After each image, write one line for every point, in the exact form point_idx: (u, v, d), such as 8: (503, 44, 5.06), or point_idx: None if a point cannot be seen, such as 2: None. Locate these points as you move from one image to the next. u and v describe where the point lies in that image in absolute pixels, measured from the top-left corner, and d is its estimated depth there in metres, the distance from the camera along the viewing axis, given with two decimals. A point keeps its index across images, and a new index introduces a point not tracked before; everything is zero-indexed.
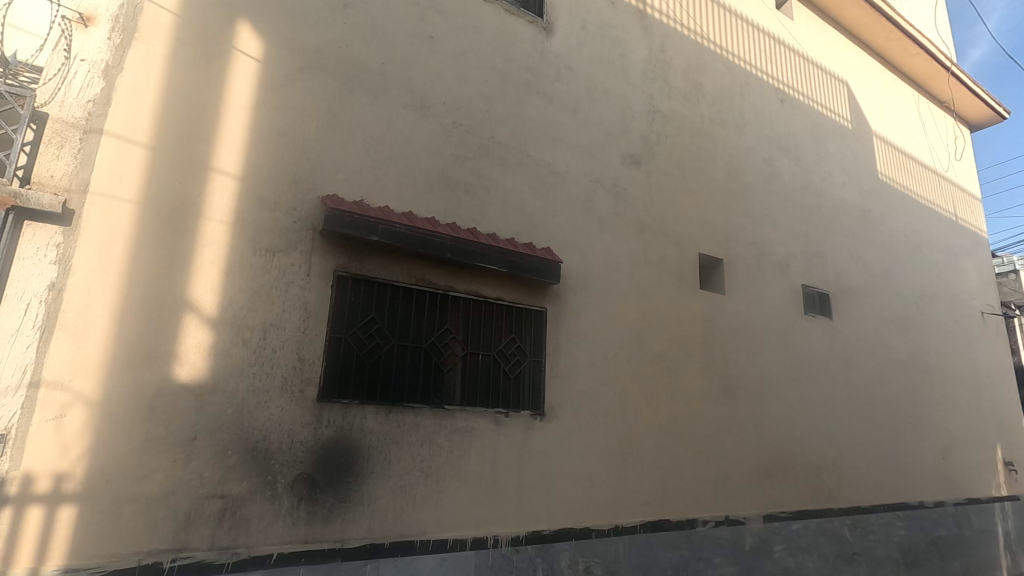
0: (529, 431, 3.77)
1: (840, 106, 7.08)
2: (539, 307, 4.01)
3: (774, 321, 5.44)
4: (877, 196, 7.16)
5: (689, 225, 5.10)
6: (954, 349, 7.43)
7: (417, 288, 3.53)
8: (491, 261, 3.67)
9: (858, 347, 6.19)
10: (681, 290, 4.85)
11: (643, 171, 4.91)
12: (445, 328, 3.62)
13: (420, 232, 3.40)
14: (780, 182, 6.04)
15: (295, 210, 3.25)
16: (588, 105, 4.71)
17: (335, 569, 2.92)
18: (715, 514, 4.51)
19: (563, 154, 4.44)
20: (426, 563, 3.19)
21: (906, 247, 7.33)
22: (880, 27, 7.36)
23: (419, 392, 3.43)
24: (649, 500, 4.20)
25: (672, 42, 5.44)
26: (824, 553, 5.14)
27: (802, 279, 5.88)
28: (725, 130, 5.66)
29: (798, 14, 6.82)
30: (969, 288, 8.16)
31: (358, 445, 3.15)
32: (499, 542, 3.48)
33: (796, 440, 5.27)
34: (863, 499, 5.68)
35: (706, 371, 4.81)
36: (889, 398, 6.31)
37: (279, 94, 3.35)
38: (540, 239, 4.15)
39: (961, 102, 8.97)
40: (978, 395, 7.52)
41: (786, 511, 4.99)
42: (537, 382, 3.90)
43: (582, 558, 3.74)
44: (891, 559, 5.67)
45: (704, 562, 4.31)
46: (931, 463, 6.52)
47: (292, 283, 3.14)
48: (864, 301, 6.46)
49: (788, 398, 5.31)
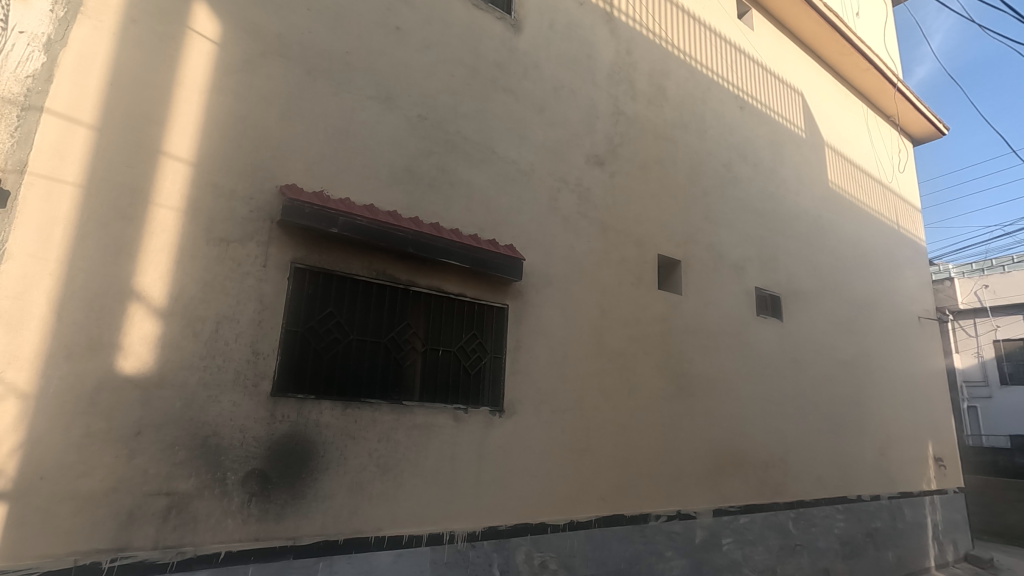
0: (489, 426, 3.79)
1: (796, 116, 7.34)
2: (500, 305, 4.04)
3: (728, 321, 5.62)
4: (828, 203, 7.46)
5: (651, 226, 5.20)
6: (894, 351, 7.84)
7: (378, 283, 3.49)
8: (454, 257, 3.66)
9: (806, 347, 6.45)
10: (641, 290, 4.95)
11: (607, 172, 4.98)
12: (405, 323, 3.60)
13: (382, 226, 3.37)
14: (739, 186, 6.23)
15: (253, 199, 3.16)
16: (555, 104, 4.74)
17: (286, 567, 2.88)
18: (667, 508, 4.64)
19: (528, 152, 4.46)
20: (381, 560, 3.18)
21: (854, 253, 7.67)
22: (835, 41, 7.68)
23: (378, 388, 3.42)
24: (604, 495, 4.28)
25: (639, 45, 5.53)
26: (770, 545, 5.36)
27: (756, 281, 6.08)
28: (687, 134, 5.80)
29: (758, 25, 7.04)
30: (909, 293, 8.61)
31: (313, 441, 3.11)
32: (455, 537, 3.49)
33: (747, 436, 5.46)
34: (808, 493, 5.94)
35: (663, 370, 4.93)
36: (834, 397, 6.61)
37: (237, 80, 3.24)
38: (503, 236, 4.16)
39: (907, 116, 9.43)
40: (914, 395, 7.95)
41: (735, 505, 5.17)
42: (496, 378, 3.93)
43: (537, 553, 3.80)
44: (830, 549, 5.96)
45: (655, 555, 4.43)
46: (870, 458, 6.87)
47: (248, 275, 3.07)
48: (813, 304, 6.74)
49: (740, 396, 5.50)
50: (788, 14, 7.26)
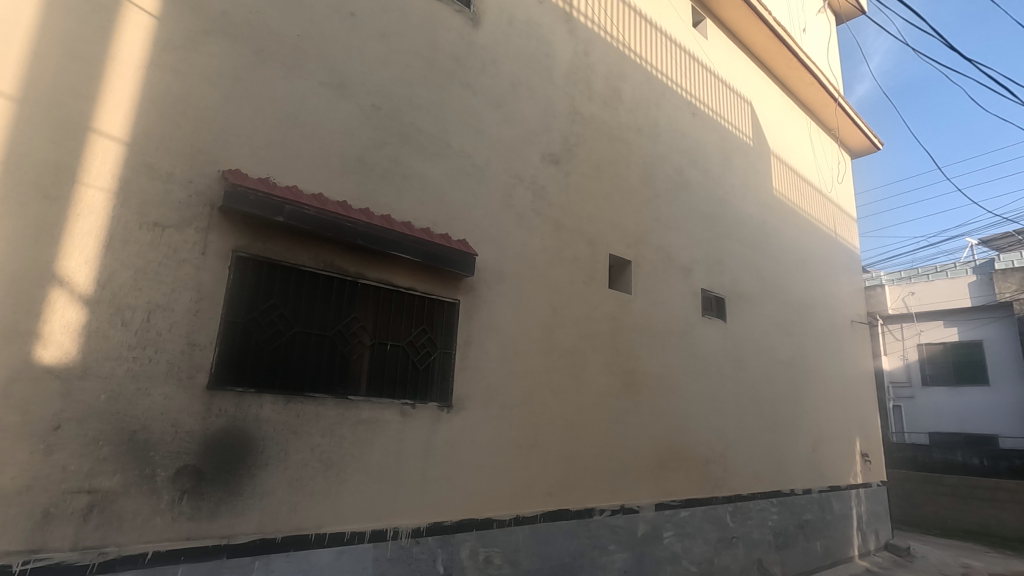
0: (437, 422, 3.76)
1: (745, 124, 7.62)
2: (451, 299, 4.02)
3: (675, 321, 5.79)
4: (772, 210, 7.78)
5: (603, 226, 5.29)
6: (827, 352, 8.27)
7: (326, 274, 3.41)
8: (405, 250, 3.61)
9: (747, 347, 6.72)
10: (592, 288, 5.03)
11: (561, 171, 5.02)
12: (353, 316, 3.53)
13: (331, 216, 3.28)
14: (689, 190, 6.41)
15: (192, 183, 3.02)
16: (512, 101, 4.75)
17: (219, 566, 2.78)
18: (612, 503, 4.74)
19: (484, 147, 4.45)
20: (321, 558, 3.11)
21: (794, 258, 8.04)
22: (782, 54, 8.02)
23: (323, 381, 3.34)
24: (551, 491, 4.33)
25: (596, 47, 5.60)
26: (708, 538, 5.56)
27: (702, 283, 6.28)
28: (640, 137, 5.91)
29: (711, 35, 7.27)
30: (844, 298, 9.10)
31: (252, 435, 3.00)
32: (399, 534, 3.45)
33: (689, 433, 5.64)
34: (745, 487, 6.18)
35: (611, 368, 5.02)
36: (772, 395, 6.91)
37: (178, 57, 3.08)
38: (456, 231, 4.13)
39: (846, 130, 9.95)
40: (845, 394, 8.42)
41: (676, 499, 5.33)
42: (445, 374, 3.91)
43: (482, 549, 3.81)
44: (764, 541, 6.23)
45: (599, 549, 4.52)
46: (804, 454, 7.22)
47: (185, 262, 2.93)
48: (754, 306, 7.02)
49: (684, 394, 5.67)
50: (740, 25, 7.52)
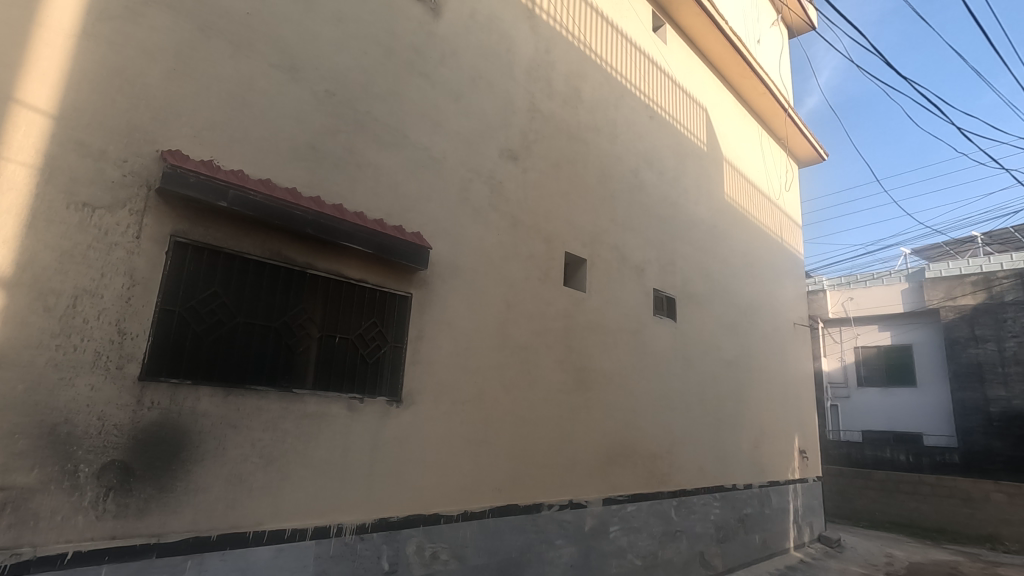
0: (385, 417, 3.70)
1: (700, 129, 7.82)
2: (403, 293, 3.96)
3: (627, 320, 5.89)
4: (723, 214, 8.03)
5: (560, 224, 5.32)
6: (771, 353, 8.60)
7: (272, 264, 3.29)
8: (357, 241, 3.53)
9: (696, 347, 6.91)
10: (546, 285, 5.06)
11: (519, 167, 5.02)
12: (300, 308, 3.43)
13: (279, 203, 3.17)
14: (644, 192, 6.53)
15: (127, 162, 2.85)
16: (472, 95, 4.71)
17: (148, 566, 2.64)
18: (560, 498, 4.79)
19: (441, 140, 4.40)
20: (259, 555, 3.01)
21: (743, 261, 8.33)
22: (737, 63, 8.27)
23: (266, 374, 3.22)
24: (500, 486, 4.33)
25: (558, 45, 5.63)
26: (653, 532, 5.70)
27: (655, 283, 6.42)
28: (599, 137, 5.98)
29: (671, 40, 7.43)
30: (787, 301, 9.49)
31: (187, 429, 2.87)
32: (343, 530, 3.37)
33: (638, 429, 5.76)
34: (689, 483, 6.37)
35: (564, 365, 5.07)
36: (717, 393, 7.13)
37: (114, 28, 2.91)
38: (411, 223, 4.07)
39: (794, 140, 10.36)
40: (785, 393, 8.79)
41: (623, 494, 5.44)
42: (396, 368, 3.85)
43: (428, 544, 3.77)
44: (706, 534, 6.44)
45: (546, 543, 4.57)
46: (746, 450, 7.50)
47: (117, 246, 2.77)
48: (703, 307, 7.23)
49: (633, 391, 5.78)
50: (698, 32, 7.72)
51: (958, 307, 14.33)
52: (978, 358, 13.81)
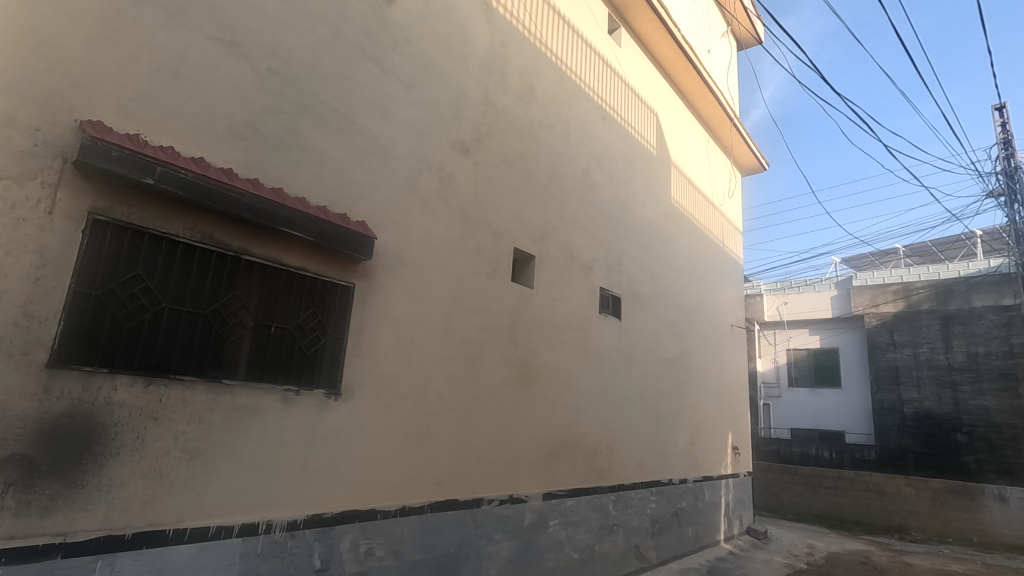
0: (322, 410, 3.58)
1: (650, 133, 8.00)
2: (346, 283, 3.85)
3: (573, 317, 5.96)
4: (669, 217, 8.25)
5: (509, 219, 5.31)
6: (709, 353, 8.92)
7: (203, 247, 3.12)
8: (298, 227, 3.40)
9: (638, 345, 7.08)
10: (494, 281, 5.04)
11: (470, 160, 4.97)
12: (233, 295, 3.27)
13: (212, 184, 3.01)
14: (594, 191, 6.62)
15: (40, 131, 2.63)
16: (424, 84, 4.62)
17: (52, 568, 2.46)
18: (500, 493, 4.80)
19: (391, 128, 4.29)
20: (179, 554, 2.86)
21: (686, 263, 8.59)
22: (687, 70, 8.52)
23: (193, 363, 3.05)
24: (440, 481, 4.29)
25: (513, 40, 5.61)
26: (591, 526, 5.81)
27: (601, 282, 6.53)
28: (551, 135, 6.01)
29: (625, 43, 7.55)
30: (726, 304, 9.86)
31: (101, 421, 2.69)
32: (272, 527, 3.25)
33: (580, 425, 5.84)
34: (628, 478, 6.53)
35: (509, 360, 5.08)
36: (657, 391, 7.34)
37: None
38: (356, 211, 3.95)
39: (738, 149, 10.78)
40: (721, 392, 9.14)
41: (563, 489, 5.51)
42: (335, 360, 3.74)
43: (363, 541, 3.69)
44: (641, 527, 6.63)
45: (484, 538, 4.58)
46: (682, 446, 7.76)
47: (26, 222, 2.56)
48: (647, 307, 7.41)
49: (576, 387, 5.86)
50: (652, 37, 7.89)
51: (880, 314, 15.28)
52: (895, 362, 14.80)
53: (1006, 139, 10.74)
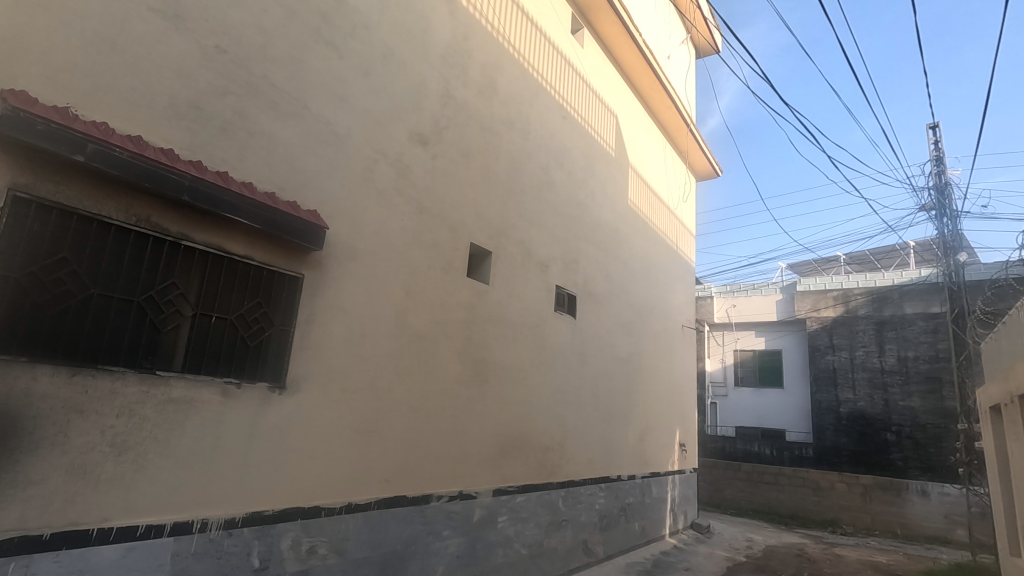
0: (265, 404, 3.46)
1: (609, 134, 8.10)
2: (294, 274, 3.72)
3: (528, 314, 5.98)
4: (625, 218, 8.38)
5: (467, 214, 5.27)
6: (660, 353, 9.13)
7: (138, 231, 2.96)
8: (243, 214, 3.26)
9: (592, 343, 7.17)
10: (449, 275, 4.98)
11: (428, 153, 4.90)
12: (171, 282, 3.11)
13: (150, 164, 2.85)
14: (552, 190, 6.65)
15: None
16: (382, 72, 4.52)
17: None
18: (450, 490, 4.77)
19: (346, 115, 4.18)
20: (103, 555, 2.70)
21: (640, 264, 8.76)
22: (647, 74, 8.67)
23: (124, 353, 2.89)
24: (388, 478, 4.21)
25: (476, 33, 5.56)
26: (540, 521, 5.85)
27: (557, 280, 6.57)
28: (511, 131, 6.00)
29: (587, 44, 7.62)
30: (678, 305, 10.11)
31: (18, 414, 2.50)
32: (208, 526, 3.11)
33: (532, 421, 5.87)
34: (578, 474, 6.61)
35: (462, 356, 5.04)
36: (609, 388, 7.46)
37: None
38: (306, 199, 3.82)
39: (693, 154, 11.06)
40: (671, 390, 9.37)
41: (514, 485, 5.53)
42: (280, 353, 3.62)
43: (306, 539, 3.59)
44: (590, 522, 6.73)
45: (432, 535, 4.54)
46: (632, 443, 7.91)
47: None
48: (602, 306, 7.52)
49: (529, 384, 5.88)
50: (614, 40, 7.99)
51: (821, 318, 16.05)
52: (833, 364, 15.56)
53: (938, 156, 11.44)
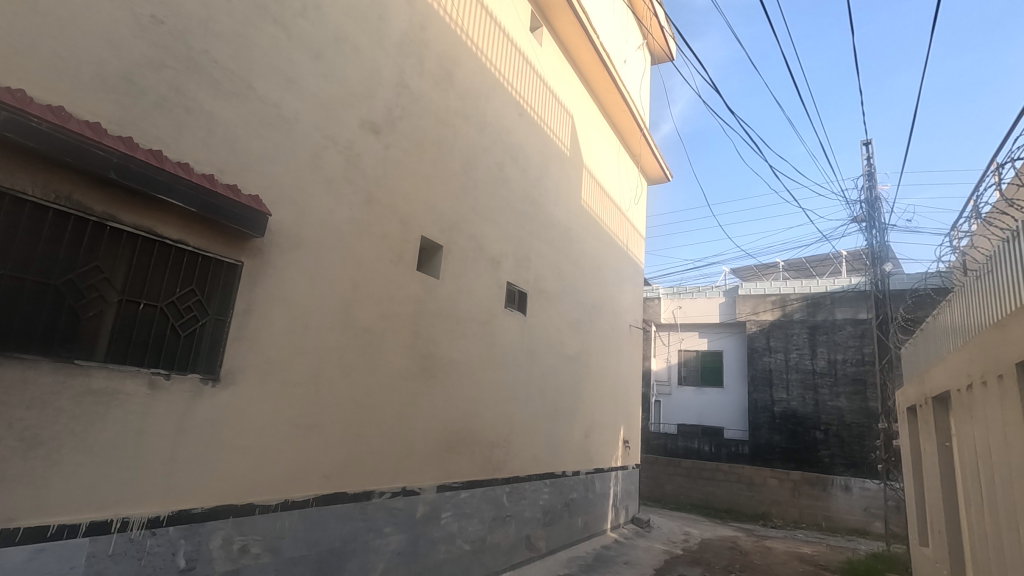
0: (197, 396, 3.29)
1: (564, 133, 8.16)
2: (232, 261, 3.54)
3: (478, 310, 5.95)
4: (578, 218, 8.48)
5: (418, 207, 5.18)
6: (607, 351, 9.30)
7: (58, 210, 2.75)
8: (178, 196, 3.08)
9: (541, 341, 7.21)
10: (398, 269, 4.89)
11: (380, 142, 4.79)
12: (93, 265, 2.91)
13: (74, 138, 2.64)
14: (506, 186, 6.64)
15: None
16: (334, 56, 4.37)
17: None
18: (393, 486, 4.70)
19: (294, 98, 4.02)
20: (8, 558, 2.51)
21: (591, 263, 8.88)
22: (603, 76, 8.79)
23: (38, 340, 2.69)
24: (328, 474, 4.10)
25: (433, 24, 5.47)
26: (484, 517, 5.85)
27: (508, 277, 6.57)
28: (467, 125, 5.94)
29: (546, 43, 7.66)
30: (626, 305, 10.32)
31: None
32: (129, 525, 2.93)
33: (479, 417, 5.85)
34: (523, 470, 6.64)
35: (409, 351, 4.96)
36: (557, 385, 7.53)
37: None
38: (248, 184, 3.65)
39: (646, 158, 11.31)
40: (616, 388, 9.57)
41: (458, 481, 5.50)
42: (215, 343, 3.45)
43: (237, 537, 3.45)
44: (533, 518, 6.78)
45: (373, 531, 4.46)
46: (577, 440, 8.03)
47: None
48: (552, 303, 7.58)
49: (477, 380, 5.85)
50: (572, 39, 8.06)
51: (760, 321, 16.80)
52: (770, 365, 16.31)
53: (870, 172, 12.16)
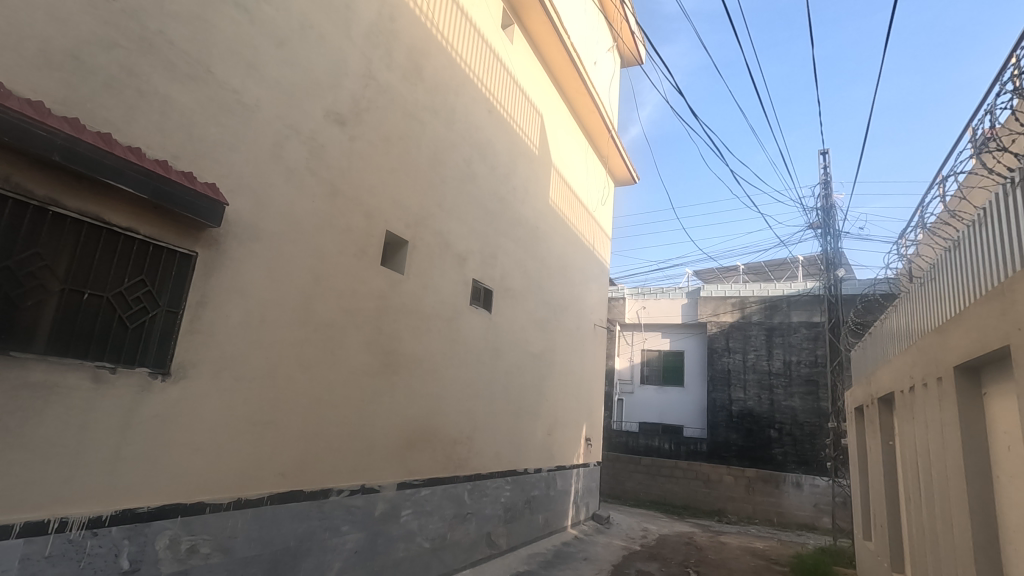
0: (145, 391, 3.16)
1: (533, 132, 8.19)
2: (186, 252, 3.41)
3: (443, 306, 5.91)
4: (545, 216, 8.52)
5: (384, 201, 5.11)
6: (572, 350, 9.38)
7: None
8: (128, 182, 2.95)
9: (506, 338, 7.22)
10: (362, 263, 4.81)
11: (345, 134, 4.69)
12: (34, 252, 2.75)
13: (15, 117, 2.50)
14: (474, 183, 6.61)
15: None
16: (298, 43, 4.25)
17: None
18: (352, 484, 4.62)
19: (256, 85, 3.90)
20: None
21: (557, 262, 8.93)
22: (573, 76, 8.85)
23: None
24: (284, 472, 4.00)
25: (402, 15, 5.39)
26: (444, 515, 5.82)
27: (474, 274, 6.54)
28: (435, 120, 5.89)
29: (517, 41, 7.66)
30: (591, 304, 10.43)
31: None
32: (68, 526, 2.80)
33: (441, 414, 5.81)
34: (485, 468, 6.64)
35: (371, 347, 4.89)
36: (520, 383, 7.56)
37: None
38: (204, 171, 3.52)
39: (613, 160, 11.44)
40: (580, 387, 9.66)
41: (419, 478, 5.45)
42: (166, 336, 3.31)
43: (186, 537, 3.33)
44: (494, 515, 6.79)
45: (330, 530, 4.38)
46: (540, 438, 8.08)
47: None
48: (517, 302, 7.59)
49: (440, 377, 5.82)
50: (543, 39, 8.08)
51: (720, 322, 17.24)
52: (728, 365, 16.75)
53: (826, 180, 12.62)
